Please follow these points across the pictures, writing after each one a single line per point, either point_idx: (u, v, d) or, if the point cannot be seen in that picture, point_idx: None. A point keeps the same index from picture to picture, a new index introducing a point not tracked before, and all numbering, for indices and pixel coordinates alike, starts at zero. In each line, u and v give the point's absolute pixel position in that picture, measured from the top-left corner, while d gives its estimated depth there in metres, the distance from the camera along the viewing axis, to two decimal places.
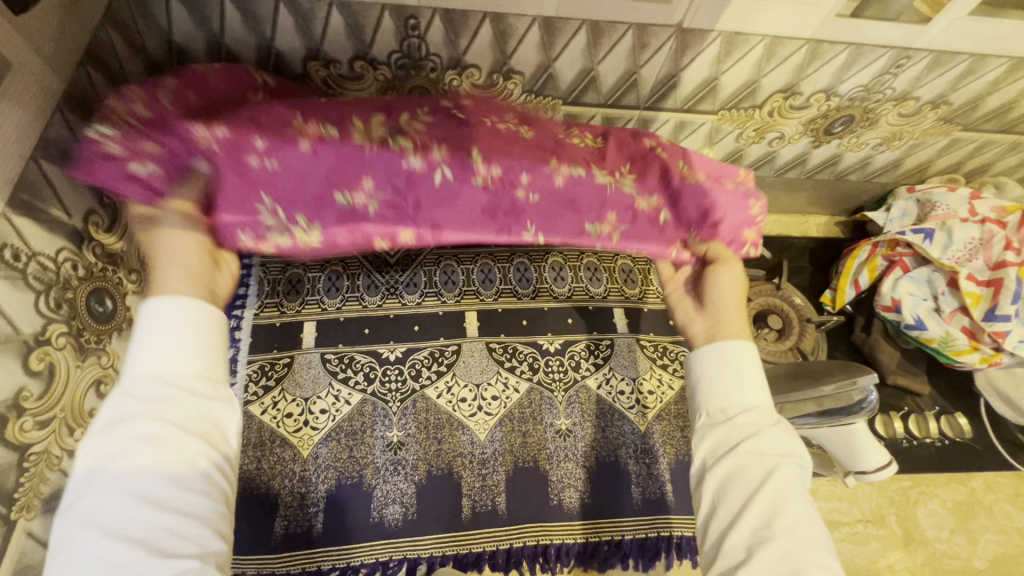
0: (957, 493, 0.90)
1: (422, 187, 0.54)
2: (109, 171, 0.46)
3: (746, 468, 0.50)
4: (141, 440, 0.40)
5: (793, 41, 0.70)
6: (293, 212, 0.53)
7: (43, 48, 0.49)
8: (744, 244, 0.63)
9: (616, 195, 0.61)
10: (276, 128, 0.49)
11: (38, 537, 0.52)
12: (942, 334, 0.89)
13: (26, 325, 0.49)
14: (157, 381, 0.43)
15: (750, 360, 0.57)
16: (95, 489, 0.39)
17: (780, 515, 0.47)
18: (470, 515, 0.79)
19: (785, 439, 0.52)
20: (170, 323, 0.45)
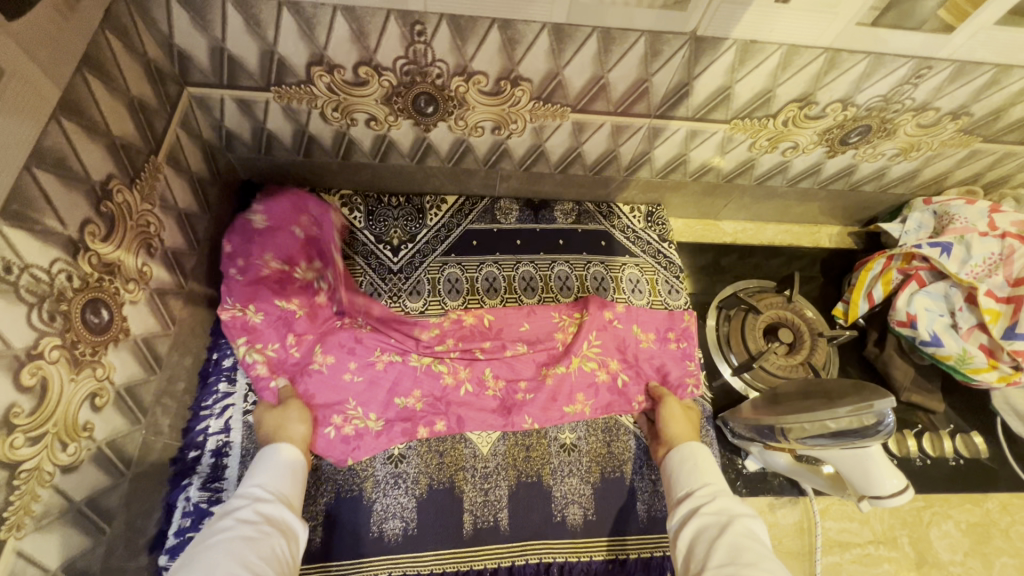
0: (971, 514, 0.87)
1: (454, 397, 0.82)
2: (261, 382, 0.77)
3: (709, 524, 0.63)
4: (245, 523, 0.58)
5: (811, 50, 0.68)
6: (368, 411, 0.79)
7: (39, 54, 0.48)
8: (687, 384, 0.86)
9: (581, 377, 0.84)
10: (358, 350, 0.81)
11: (28, 556, 0.50)
12: (959, 351, 0.87)
13: (17, 339, 0.48)
14: (262, 489, 0.64)
15: (704, 454, 0.74)
16: (206, 551, 0.54)
17: (737, 551, 0.57)
18: (471, 531, 0.77)
19: (738, 502, 0.65)
20: (278, 456, 0.69)
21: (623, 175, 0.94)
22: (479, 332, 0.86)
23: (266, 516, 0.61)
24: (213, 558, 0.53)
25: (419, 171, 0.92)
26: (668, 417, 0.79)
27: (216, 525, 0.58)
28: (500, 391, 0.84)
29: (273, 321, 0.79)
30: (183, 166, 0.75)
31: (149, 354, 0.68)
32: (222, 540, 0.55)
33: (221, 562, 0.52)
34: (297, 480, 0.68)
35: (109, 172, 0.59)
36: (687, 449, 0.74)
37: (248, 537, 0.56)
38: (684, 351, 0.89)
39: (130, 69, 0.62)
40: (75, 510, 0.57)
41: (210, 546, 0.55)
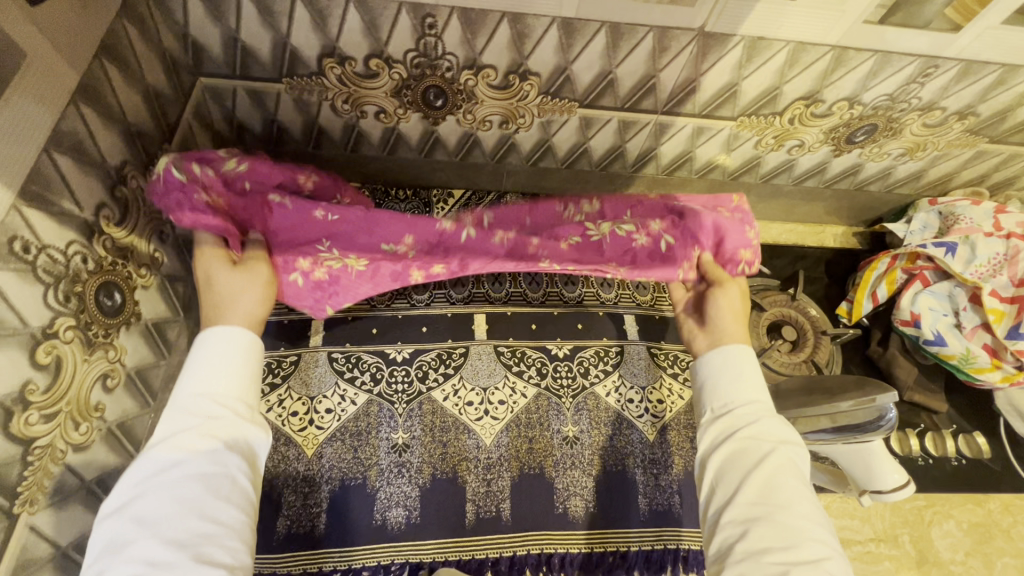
0: (973, 514, 0.87)
1: (452, 242, 0.73)
2: (206, 216, 0.59)
3: (742, 450, 0.55)
4: (191, 455, 0.49)
5: (818, 47, 0.68)
6: (346, 251, 0.70)
7: (59, 40, 0.49)
8: (740, 262, 0.72)
9: (614, 244, 0.74)
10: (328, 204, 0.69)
11: (40, 531, 0.51)
12: (963, 350, 0.87)
13: (34, 318, 0.49)
14: (210, 402, 0.52)
15: (750, 361, 0.61)
16: (152, 495, 0.47)
17: (773, 492, 0.52)
18: (474, 521, 0.78)
19: (780, 426, 0.57)
20: (220, 352, 0.54)
21: (629, 171, 0.95)
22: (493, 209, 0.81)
23: (218, 436, 0.51)
24: (163, 507, 0.46)
25: (426, 164, 0.93)
26: (720, 310, 0.67)
27: (158, 452, 0.49)
28: (510, 239, 0.74)
29: (247, 207, 0.65)
30: (195, 154, 0.76)
31: (159, 337, 0.69)
32: (170, 482, 0.47)
33: (172, 517, 0.46)
34: (245, 377, 0.55)
35: (124, 158, 0.60)
36: (731, 351, 0.62)
37: (201, 476, 0.48)
38: (741, 218, 0.74)
39: (146, 57, 0.63)
40: (87, 489, 0.58)
41: (158, 486, 0.47)
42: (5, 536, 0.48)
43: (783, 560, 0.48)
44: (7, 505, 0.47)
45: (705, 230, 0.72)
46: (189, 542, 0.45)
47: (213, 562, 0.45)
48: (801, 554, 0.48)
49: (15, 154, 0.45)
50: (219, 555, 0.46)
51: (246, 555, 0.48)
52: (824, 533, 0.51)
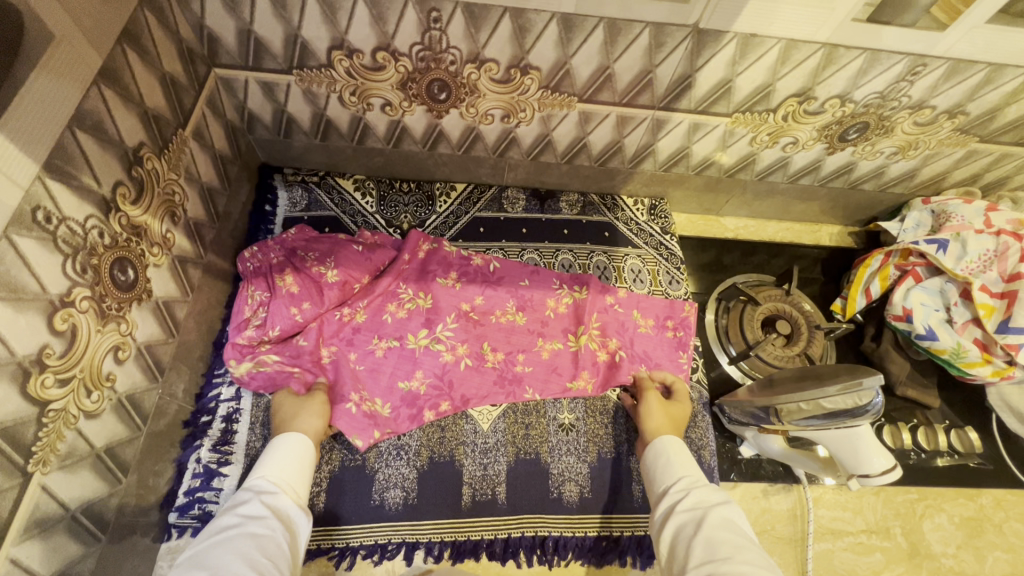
0: (965, 508, 0.88)
1: (455, 372, 0.85)
2: (277, 384, 0.78)
3: (686, 523, 0.61)
4: (246, 520, 0.57)
5: (809, 45, 0.71)
6: (376, 396, 0.82)
7: (87, 26, 0.52)
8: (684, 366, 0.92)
9: (585, 357, 0.90)
10: (356, 340, 0.84)
11: (51, 491, 0.54)
12: (954, 345, 0.88)
13: (52, 286, 0.51)
14: (266, 484, 0.63)
15: (680, 449, 0.74)
16: (211, 550, 0.53)
17: (714, 547, 0.56)
18: (470, 503, 0.79)
19: (714, 493, 0.64)
20: (279, 448, 0.68)
21: (627, 167, 0.98)
22: (482, 276, 0.93)
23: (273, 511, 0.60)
24: (224, 555, 0.52)
25: (429, 157, 0.96)
26: (647, 412, 0.81)
27: (220, 522, 0.57)
28: (499, 363, 0.88)
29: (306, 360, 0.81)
30: (208, 142, 0.80)
31: (168, 317, 0.72)
32: (227, 538, 0.54)
33: (227, 561, 0.51)
34: (303, 475, 0.67)
35: (141, 141, 0.63)
36: (663, 443, 0.75)
37: (254, 533, 0.55)
38: (680, 339, 0.94)
39: (163, 47, 0.66)
40: (96, 456, 0.60)
41: (216, 542, 0.54)
42: (19, 494, 0.50)
43: None
44: (22, 462, 0.50)
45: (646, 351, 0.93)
46: None
47: None
48: None
49: (40, 127, 0.48)
50: None
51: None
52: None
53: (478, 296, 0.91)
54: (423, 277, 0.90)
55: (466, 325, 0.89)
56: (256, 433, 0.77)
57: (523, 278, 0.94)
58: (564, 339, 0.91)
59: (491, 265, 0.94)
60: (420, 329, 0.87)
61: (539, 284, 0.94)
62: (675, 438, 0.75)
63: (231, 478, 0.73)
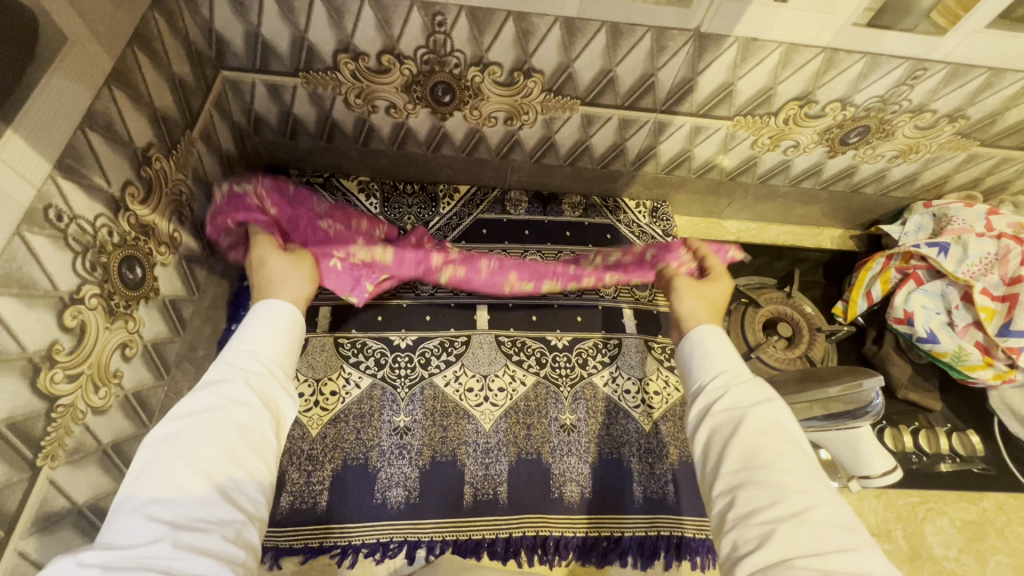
0: (967, 512, 0.88)
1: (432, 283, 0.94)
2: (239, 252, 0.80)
3: (722, 423, 0.54)
4: (230, 402, 0.47)
5: (810, 49, 0.71)
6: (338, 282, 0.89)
7: (98, 28, 0.53)
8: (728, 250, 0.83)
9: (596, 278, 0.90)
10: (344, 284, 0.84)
11: (58, 485, 0.55)
12: (955, 347, 0.89)
13: (63, 283, 0.52)
14: (254, 359, 0.52)
15: (719, 337, 0.62)
16: (186, 433, 0.45)
17: (753, 455, 0.50)
18: (471, 502, 0.79)
19: (758, 389, 0.55)
20: (270, 320, 0.57)
21: (630, 170, 0.98)
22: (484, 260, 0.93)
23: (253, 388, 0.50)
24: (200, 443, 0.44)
25: (433, 159, 0.96)
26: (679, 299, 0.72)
27: (197, 396, 0.48)
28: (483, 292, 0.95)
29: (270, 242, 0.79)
30: (215, 144, 0.81)
31: (175, 315, 0.73)
32: (209, 422, 0.45)
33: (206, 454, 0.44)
34: (289, 343, 0.57)
35: (149, 141, 0.64)
36: (697, 335, 0.63)
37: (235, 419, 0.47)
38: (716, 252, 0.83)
39: (172, 48, 0.67)
40: (103, 452, 0.61)
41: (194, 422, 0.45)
42: (27, 488, 0.51)
43: (775, 517, 0.45)
44: (31, 456, 0.51)
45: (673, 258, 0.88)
46: (214, 478, 0.43)
47: (235, 504, 0.43)
48: (788, 508, 0.45)
49: (55, 128, 0.49)
50: (243, 502, 0.44)
51: (263, 515, 0.46)
52: (819, 485, 0.47)
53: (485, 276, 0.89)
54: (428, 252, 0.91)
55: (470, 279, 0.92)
56: None
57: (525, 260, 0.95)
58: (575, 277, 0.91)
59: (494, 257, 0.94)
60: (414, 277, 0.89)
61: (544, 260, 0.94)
62: (715, 329, 0.64)
63: None
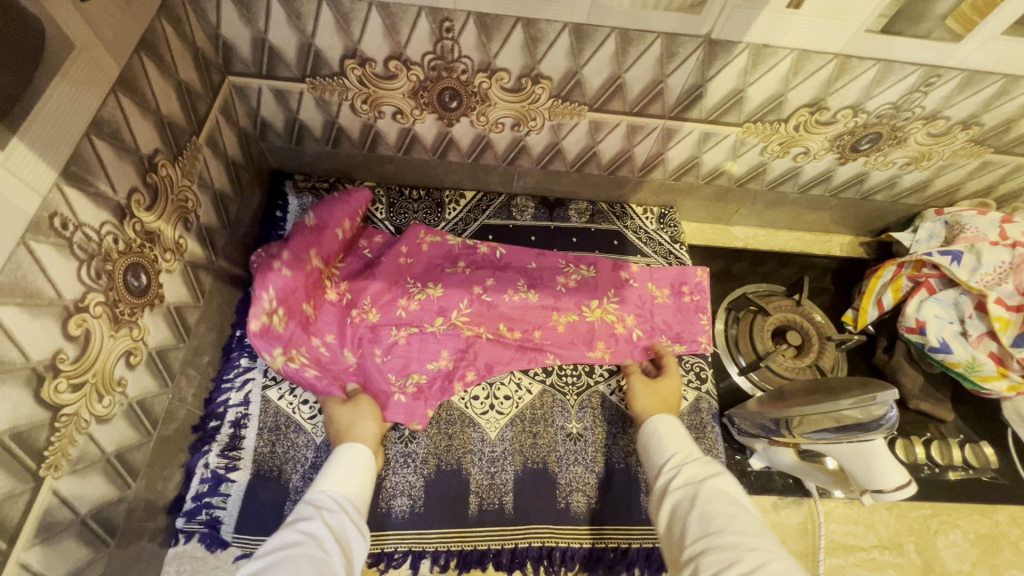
0: (980, 525, 0.86)
1: (450, 301, 0.89)
2: (320, 385, 0.80)
3: (681, 498, 0.62)
4: (313, 537, 0.56)
5: (822, 55, 0.71)
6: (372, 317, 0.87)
7: (105, 34, 0.53)
8: (700, 343, 0.94)
9: (602, 329, 0.93)
10: (377, 336, 0.85)
11: (61, 495, 0.54)
12: (968, 358, 0.87)
13: (68, 291, 0.52)
14: (329, 500, 0.63)
15: (673, 424, 0.74)
16: (275, 564, 0.52)
17: (708, 519, 0.57)
18: (476, 513, 0.78)
19: (708, 466, 0.65)
20: (345, 462, 0.68)
21: (637, 176, 0.97)
22: (490, 263, 0.96)
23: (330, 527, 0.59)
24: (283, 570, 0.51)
25: (439, 165, 0.96)
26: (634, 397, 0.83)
27: (284, 533, 0.57)
28: (518, 336, 0.91)
29: (332, 367, 0.83)
30: (221, 149, 0.80)
31: (180, 322, 0.72)
32: (289, 552, 0.53)
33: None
34: (362, 488, 0.67)
35: (156, 148, 0.64)
36: (659, 422, 0.75)
37: (311, 549, 0.54)
38: (698, 303, 0.97)
39: (179, 55, 0.66)
40: (106, 461, 0.61)
41: (284, 554, 0.53)
42: (30, 499, 0.50)
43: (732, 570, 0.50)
44: (34, 467, 0.50)
45: (667, 321, 0.96)
46: None
47: None
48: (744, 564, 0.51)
49: (62, 135, 0.49)
50: None
51: None
52: (768, 544, 0.54)
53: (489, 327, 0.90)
54: (427, 273, 0.93)
55: (480, 308, 0.90)
56: (263, 438, 0.78)
57: (530, 261, 0.97)
58: (579, 310, 0.94)
59: (497, 251, 0.97)
60: (435, 319, 0.88)
61: (546, 294, 0.94)
62: (668, 416, 0.76)
63: (239, 484, 0.75)
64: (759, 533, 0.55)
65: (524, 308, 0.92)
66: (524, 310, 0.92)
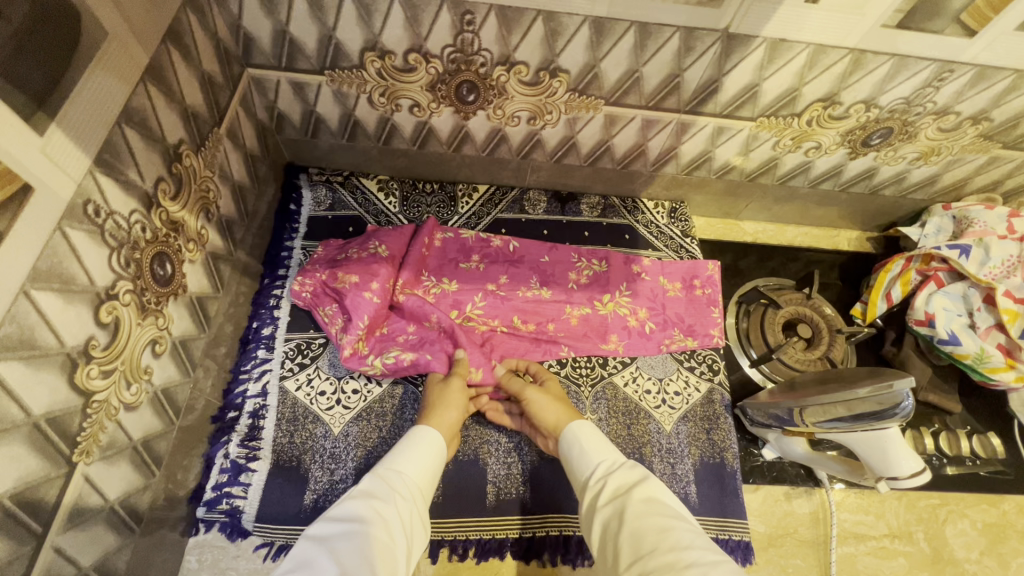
0: (987, 514, 0.88)
1: (464, 296, 0.91)
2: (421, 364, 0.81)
3: (608, 517, 0.63)
4: (381, 517, 0.59)
5: (838, 49, 0.71)
6: (418, 303, 0.85)
7: (136, 23, 0.53)
8: (713, 336, 0.95)
9: (615, 321, 0.94)
10: (417, 313, 0.85)
11: (91, 480, 0.55)
12: (977, 350, 0.88)
13: (99, 279, 0.52)
14: (400, 481, 0.65)
15: (587, 431, 0.73)
16: (342, 538, 0.55)
17: (640, 540, 0.58)
18: (494, 502, 0.79)
19: (631, 475, 0.65)
20: (418, 444, 0.70)
21: (649, 170, 0.98)
22: (503, 257, 0.96)
23: (399, 510, 0.61)
24: (351, 549, 0.54)
25: (454, 159, 0.97)
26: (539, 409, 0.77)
27: (355, 504, 0.60)
28: (533, 328, 0.91)
29: (426, 344, 0.83)
30: (240, 141, 0.81)
31: (200, 312, 0.73)
32: (357, 529, 0.56)
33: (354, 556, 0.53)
34: (430, 474, 0.69)
35: (181, 138, 0.64)
36: (571, 435, 0.72)
37: (377, 531, 0.57)
38: (710, 296, 0.98)
39: (202, 46, 0.67)
40: (133, 448, 0.61)
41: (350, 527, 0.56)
42: (65, 483, 0.51)
43: None
44: (67, 452, 0.51)
45: (679, 314, 0.97)
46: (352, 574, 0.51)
47: None
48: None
49: (95, 123, 0.49)
50: None
51: None
52: (700, 556, 0.54)
53: (499, 318, 0.90)
54: (442, 267, 0.93)
55: (494, 301, 0.91)
56: (282, 428, 0.78)
57: (542, 255, 0.98)
58: (591, 303, 0.95)
59: (511, 245, 0.98)
60: (450, 312, 0.89)
61: (558, 290, 0.95)
62: (583, 422, 0.74)
63: (259, 473, 0.75)
64: (689, 544, 0.56)
65: (538, 302, 0.93)
66: (539, 304, 0.93)
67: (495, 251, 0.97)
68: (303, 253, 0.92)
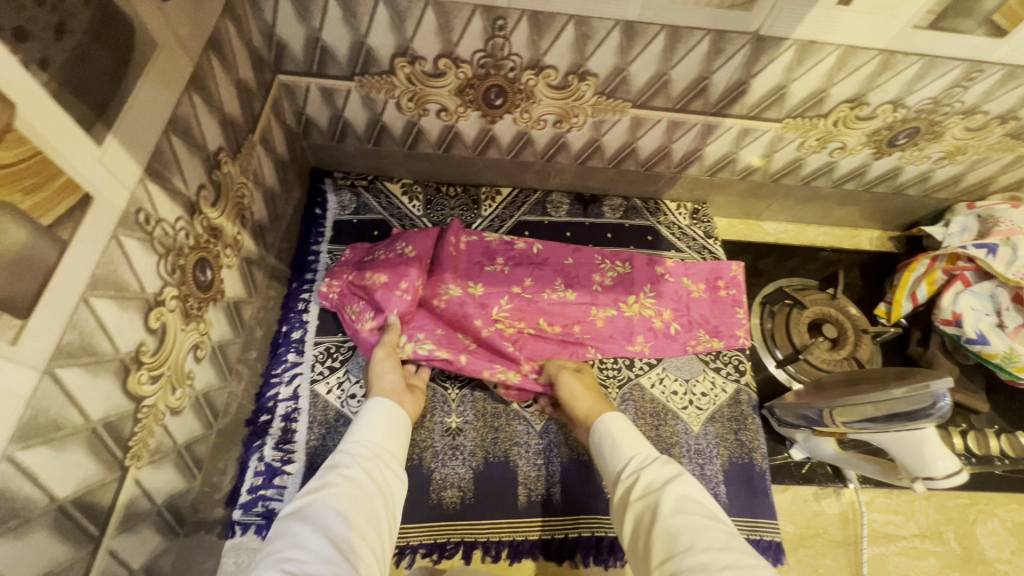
0: (1017, 514, 0.88)
1: (489, 296, 0.90)
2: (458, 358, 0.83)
3: (642, 512, 0.61)
4: (352, 480, 0.58)
5: (867, 51, 0.72)
6: (456, 304, 0.85)
7: (181, 34, 0.54)
8: (738, 337, 0.95)
9: (640, 323, 0.94)
10: (456, 315, 0.85)
11: (140, 484, 0.55)
12: (1006, 350, 0.88)
13: (149, 285, 0.53)
14: (365, 448, 0.63)
15: (623, 425, 0.72)
16: (313, 506, 0.55)
17: (674, 538, 0.55)
18: (526, 504, 0.80)
19: (666, 470, 0.63)
20: (380, 414, 0.68)
21: (673, 172, 0.99)
22: (527, 259, 0.97)
23: (369, 471, 0.60)
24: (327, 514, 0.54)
25: (478, 162, 0.97)
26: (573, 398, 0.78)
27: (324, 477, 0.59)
28: (560, 330, 0.91)
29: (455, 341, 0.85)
30: (271, 147, 0.82)
31: (235, 316, 0.74)
32: (328, 495, 0.56)
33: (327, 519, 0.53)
34: (398, 436, 0.67)
35: (220, 146, 0.65)
36: (604, 424, 0.72)
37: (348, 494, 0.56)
38: (734, 297, 0.98)
39: (239, 53, 0.67)
40: (177, 452, 0.62)
41: (321, 492, 0.56)
42: (118, 486, 0.52)
43: None
44: (120, 457, 0.51)
45: (704, 315, 0.97)
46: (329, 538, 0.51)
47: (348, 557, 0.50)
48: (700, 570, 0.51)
49: (146, 133, 0.50)
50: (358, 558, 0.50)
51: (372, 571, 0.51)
52: (739, 558, 0.52)
53: (525, 320, 0.90)
54: (469, 271, 0.93)
55: (520, 304, 0.91)
56: (314, 431, 0.78)
57: (566, 257, 0.98)
58: (617, 305, 0.95)
59: (535, 247, 0.98)
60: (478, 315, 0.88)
61: (583, 292, 0.95)
62: (616, 414, 0.73)
63: (293, 476, 0.75)
64: (727, 545, 0.53)
65: (563, 305, 0.93)
66: (564, 305, 0.94)
67: (520, 254, 0.97)
68: (330, 258, 0.93)
